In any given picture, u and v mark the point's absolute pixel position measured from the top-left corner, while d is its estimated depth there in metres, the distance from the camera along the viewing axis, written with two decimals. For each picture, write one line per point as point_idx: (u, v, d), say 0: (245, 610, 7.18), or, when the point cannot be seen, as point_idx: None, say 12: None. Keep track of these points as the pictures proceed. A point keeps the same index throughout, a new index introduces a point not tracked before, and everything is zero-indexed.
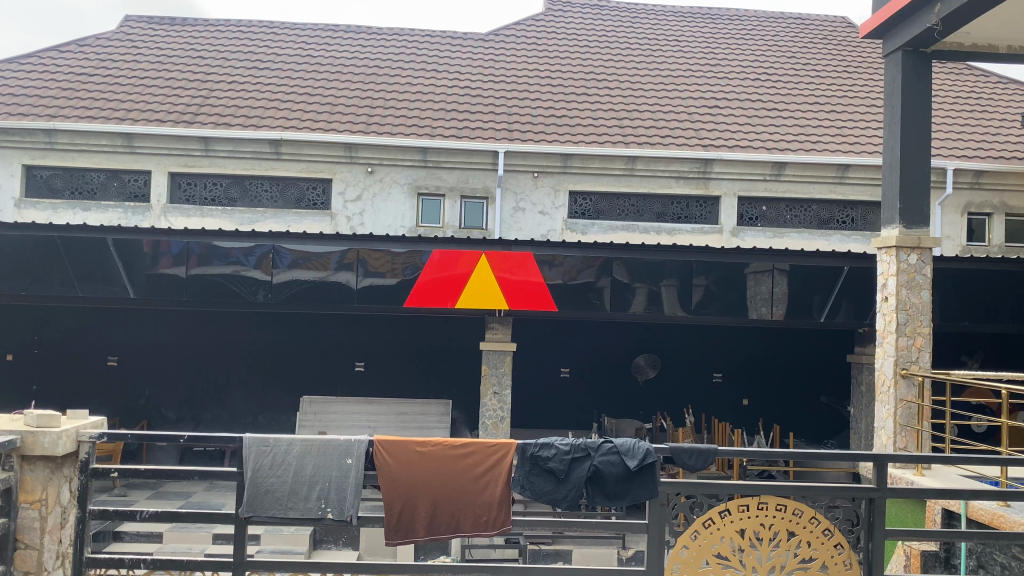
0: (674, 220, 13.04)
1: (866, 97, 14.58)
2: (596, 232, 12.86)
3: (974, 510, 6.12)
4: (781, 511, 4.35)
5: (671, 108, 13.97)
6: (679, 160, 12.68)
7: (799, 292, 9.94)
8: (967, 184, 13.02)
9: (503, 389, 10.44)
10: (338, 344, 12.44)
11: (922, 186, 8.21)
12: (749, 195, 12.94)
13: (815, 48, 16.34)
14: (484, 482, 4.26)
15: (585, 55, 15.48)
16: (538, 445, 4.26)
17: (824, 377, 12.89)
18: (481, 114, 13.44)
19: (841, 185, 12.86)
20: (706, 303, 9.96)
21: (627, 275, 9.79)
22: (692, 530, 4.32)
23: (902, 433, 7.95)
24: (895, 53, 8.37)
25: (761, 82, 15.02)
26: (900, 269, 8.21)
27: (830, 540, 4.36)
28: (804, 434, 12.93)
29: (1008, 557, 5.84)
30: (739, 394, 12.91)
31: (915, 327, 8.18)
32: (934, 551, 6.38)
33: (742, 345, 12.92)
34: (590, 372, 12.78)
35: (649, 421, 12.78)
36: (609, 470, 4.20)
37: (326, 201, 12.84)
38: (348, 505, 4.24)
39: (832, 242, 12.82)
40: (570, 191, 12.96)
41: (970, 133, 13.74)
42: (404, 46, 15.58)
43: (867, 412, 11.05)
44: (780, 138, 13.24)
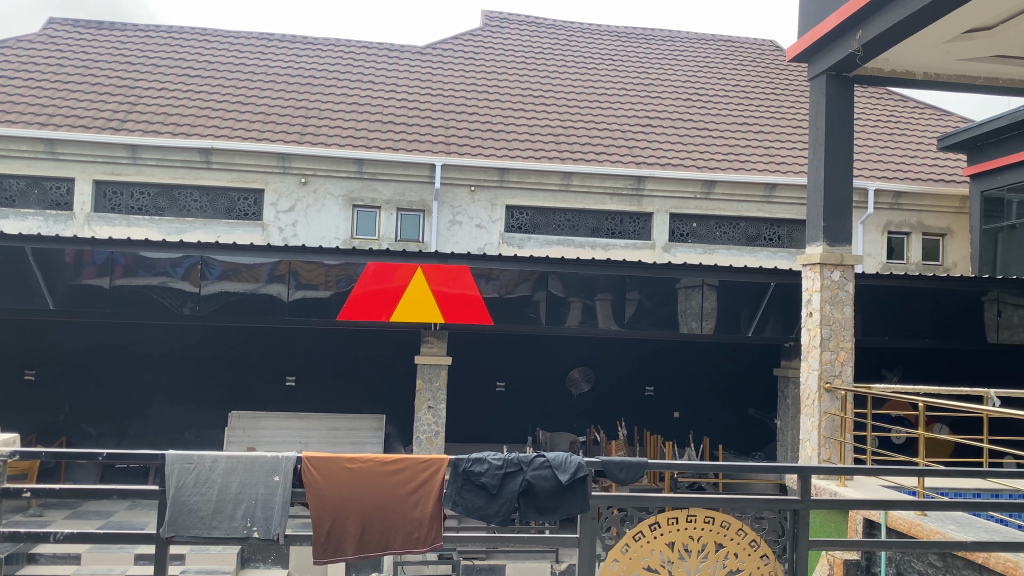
0: (608, 236, 13.19)
1: (793, 119, 15.07)
2: (532, 247, 12.92)
3: (893, 519, 6.38)
4: (709, 524, 4.40)
5: (605, 126, 14.17)
6: (613, 177, 12.86)
7: (728, 307, 10.18)
8: (887, 204, 13.51)
9: (438, 404, 10.35)
10: (270, 357, 12.22)
11: (843, 205, 8.48)
12: (680, 212, 13.20)
13: (744, 70, 16.82)
14: (414, 499, 4.20)
15: (521, 71, 15.59)
16: (470, 460, 4.19)
17: (753, 390, 13.18)
18: (418, 127, 13.42)
19: (769, 204, 13.25)
20: (640, 317, 10.06)
21: (563, 289, 9.87)
22: (623, 543, 4.33)
23: (825, 445, 8.23)
24: (820, 77, 8.65)
25: (691, 102, 15.35)
26: (823, 285, 8.49)
27: (756, 551, 4.43)
28: (733, 446, 13.18)
29: (925, 564, 6.07)
30: (670, 407, 13.10)
31: (837, 341, 8.47)
32: (856, 560, 6.50)
33: (673, 359, 13.17)
34: (525, 385, 12.82)
35: (583, 434, 12.84)
36: (542, 484, 4.16)
37: (258, 211, 12.61)
38: (275, 524, 4.13)
39: (760, 258, 13.19)
40: (506, 206, 13.02)
41: (891, 155, 14.28)
42: (340, 57, 15.44)
43: (793, 424, 11.27)
44: (710, 157, 13.55)
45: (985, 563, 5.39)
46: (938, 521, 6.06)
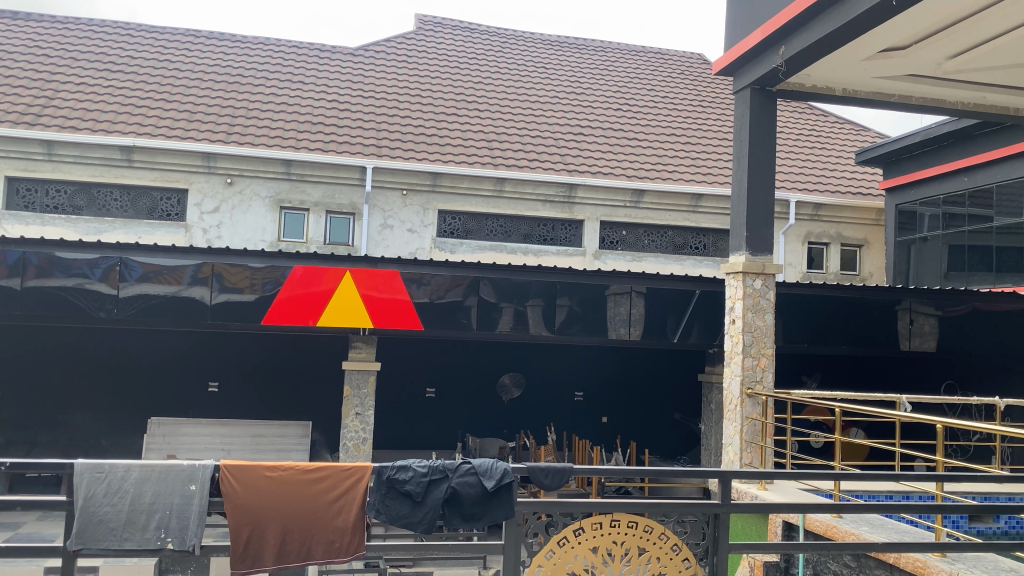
0: (540, 242, 13.26)
1: (719, 131, 15.44)
2: (464, 252, 12.94)
3: (811, 521, 6.62)
4: (632, 529, 4.39)
5: (537, 133, 14.25)
6: (545, 184, 12.96)
7: (656, 314, 10.33)
8: (808, 216, 13.91)
9: (366, 410, 10.20)
10: (192, 363, 11.88)
11: (766, 216, 8.71)
12: (611, 219, 13.36)
13: (673, 82, 17.15)
14: (336, 508, 4.08)
15: (454, 76, 15.55)
16: (394, 467, 4.09)
17: (678, 396, 13.39)
18: (349, 129, 13.26)
19: (695, 214, 13.55)
20: (570, 323, 10.12)
21: (494, 295, 9.87)
22: (547, 549, 4.31)
23: (747, 449, 8.46)
24: (744, 91, 8.88)
25: (622, 112, 15.56)
26: (746, 293, 8.70)
27: (678, 555, 4.42)
28: (658, 450, 13.39)
29: (840, 565, 6.25)
30: (598, 412, 13.23)
31: (759, 348, 8.70)
32: (775, 561, 6.68)
33: (602, 366, 13.29)
34: (455, 391, 12.77)
35: (513, 439, 12.85)
36: (467, 491, 4.09)
37: (181, 212, 12.26)
38: (191, 535, 3.99)
39: (686, 267, 13.50)
40: (438, 210, 12.95)
41: (812, 168, 14.75)
42: (269, 56, 15.14)
43: (716, 429, 11.44)
44: (639, 166, 13.78)
45: (896, 563, 5.60)
46: (852, 523, 6.29)
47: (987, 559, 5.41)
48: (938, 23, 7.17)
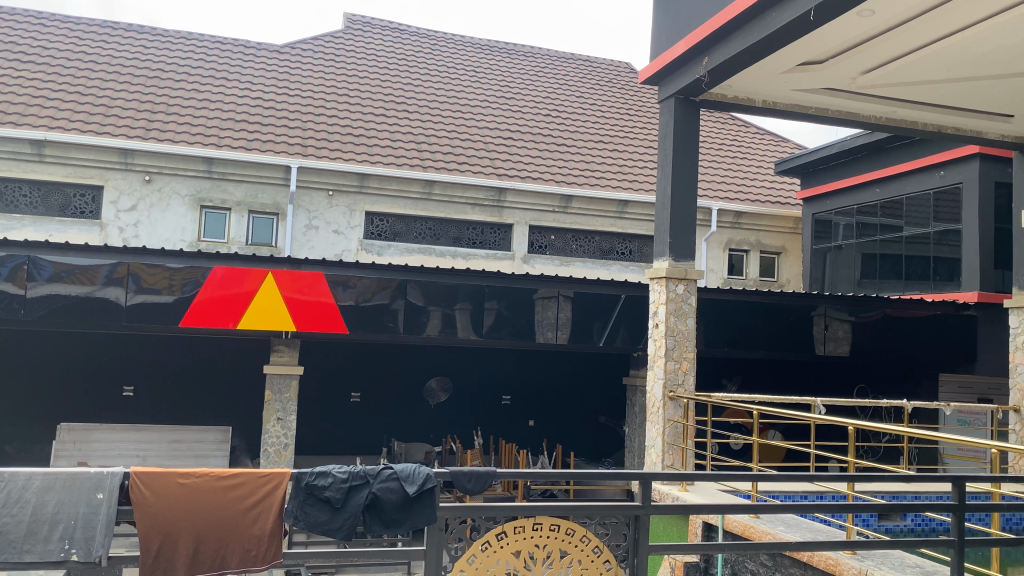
0: (469, 245, 13.24)
1: (645, 139, 15.71)
2: (392, 254, 12.82)
3: (729, 522, 6.79)
4: (554, 532, 4.28)
5: (467, 136, 14.24)
6: (475, 188, 12.95)
7: (582, 318, 10.43)
8: (729, 223, 14.28)
9: (288, 415, 9.97)
10: (106, 366, 11.44)
11: (688, 223, 8.90)
12: (539, 224, 13.44)
13: (601, 89, 17.37)
14: (254, 515, 3.88)
15: (383, 76, 15.40)
16: (313, 473, 3.88)
17: (603, 400, 13.55)
18: (274, 127, 13.01)
19: (622, 220, 13.75)
20: (497, 327, 10.13)
21: (422, 298, 9.81)
22: (469, 554, 4.14)
23: (669, 451, 8.61)
24: (669, 100, 9.06)
25: (551, 117, 15.67)
26: (669, 298, 8.86)
27: (600, 557, 4.35)
28: (583, 453, 13.50)
29: (757, 564, 6.40)
30: (525, 416, 13.27)
31: (681, 352, 8.87)
32: (695, 562, 6.81)
33: (529, 370, 13.33)
34: (379, 395, 12.63)
35: (439, 444, 12.78)
36: (387, 496, 3.92)
37: (96, 209, 11.81)
38: (97, 545, 3.82)
39: (613, 272, 13.67)
40: (365, 212, 12.79)
41: (733, 177, 15.13)
42: (192, 51, 14.71)
43: (640, 432, 11.60)
44: (567, 172, 13.90)
45: (810, 561, 5.80)
46: (769, 523, 6.47)
47: (894, 556, 5.63)
48: (852, 39, 7.45)
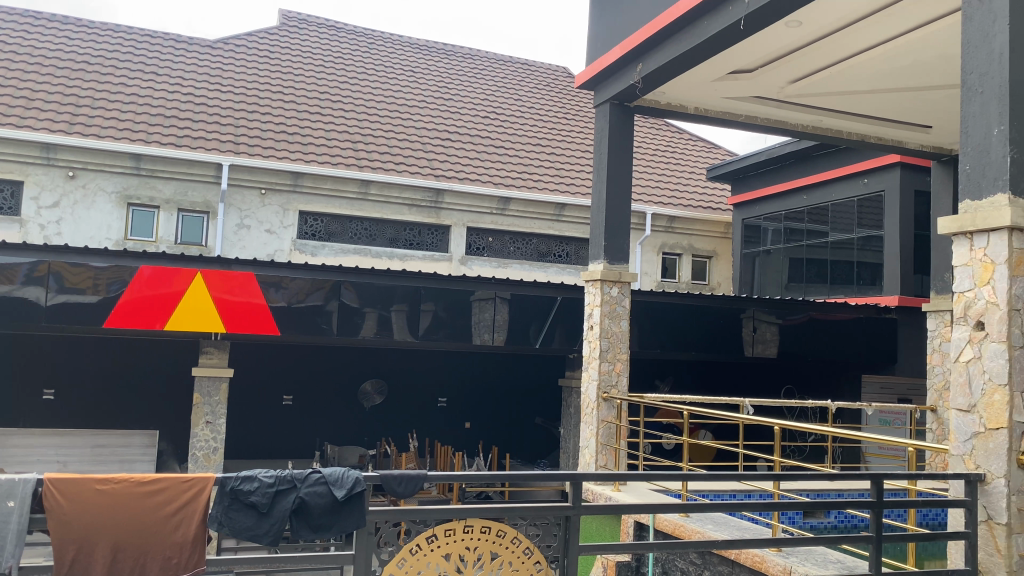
0: (406, 246, 13.15)
1: (582, 143, 15.85)
2: (326, 255, 12.64)
3: (661, 521, 6.93)
4: (485, 534, 4.00)
5: (404, 136, 14.15)
6: (412, 188, 12.87)
7: (518, 320, 10.46)
8: (663, 227, 14.53)
9: (217, 418, 9.73)
10: (24, 368, 10.98)
11: (622, 227, 9.01)
12: (477, 226, 13.43)
13: (539, 93, 17.46)
14: (175, 521, 3.61)
15: (319, 74, 15.19)
16: (238, 478, 3.64)
17: (539, 402, 13.62)
18: (205, 124, 12.70)
19: (559, 222, 13.87)
20: (434, 329, 10.09)
21: (357, 299, 9.70)
22: (399, 558, 3.83)
23: (602, 451, 8.72)
24: (604, 105, 9.16)
25: (489, 119, 15.68)
26: (603, 300, 8.96)
27: (530, 559, 4.09)
28: (519, 455, 13.53)
29: (687, 562, 6.50)
30: (461, 418, 13.24)
31: (614, 353, 8.98)
32: (626, 561, 6.91)
33: (466, 371, 13.31)
34: (313, 398, 12.43)
35: (373, 447, 12.64)
36: (315, 501, 3.68)
37: (15, 205, 11.33)
38: (6, 556, 3.43)
39: (550, 274, 13.78)
40: (299, 211, 12.59)
41: (667, 182, 15.40)
42: (119, 43, 14.24)
43: (575, 433, 11.69)
44: (505, 174, 13.93)
45: (737, 558, 5.95)
46: (699, 522, 6.62)
47: (817, 552, 5.81)
48: (781, 49, 7.66)
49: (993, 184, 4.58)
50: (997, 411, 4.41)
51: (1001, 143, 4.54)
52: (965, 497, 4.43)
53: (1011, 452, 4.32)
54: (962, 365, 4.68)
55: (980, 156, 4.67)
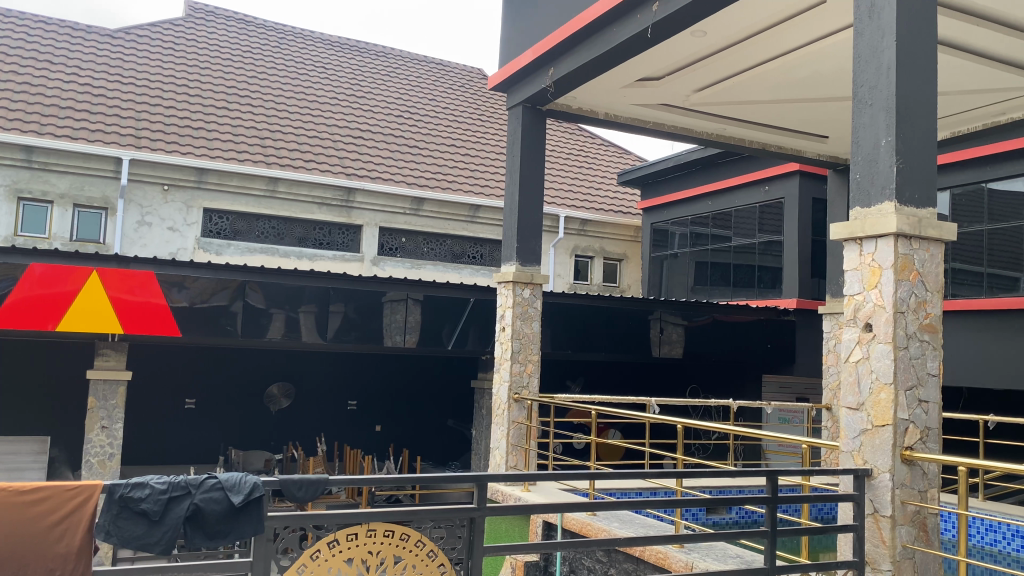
0: (315, 246, 12.91)
1: (497, 144, 15.90)
2: (231, 254, 12.29)
3: (569, 520, 6.99)
4: (389, 538, 3.79)
5: (315, 134, 13.89)
6: (322, 187, 12.66)
7: (431, 322, 10.41)
8: (576, 230, 14.72)
9: (114, 423, 9.32)
10: None
11: (534, 229, 9.07)
12: (389, 226, 13.31)
13: (454, 94, 17.42)
14: (57, 532, 3.17)
15: (226, 68, 14.75)
16: (128, 484, 3.28)
17: (451, 404, 13.60)
18: (104, 116, 12.17)
19: (473, 224, 13.93)
20: (344, 331, 9.94)
21: (263, 300, 9.48)
22: (299, 564, 3.58)
23: (513, 451, 8.78)
24: (517, 108, 9.21)
25: (403, 119, 15.54)
26: (515, 301, 8.99)
27: (434, 562, 3.89)
28: (431, 457, 13.48)
29: (593, 560, 6.54)
30: (372, 421, 13.08)
31: (526, 354, 9.02)
32: (534, 561, 6.91)
33: (377, 373, 13.18)
34: (218, 401, 12.08)
35: (280, 452, 12.37)
36: (211, 508, 3.34)
37: None
38: None
39: (463, 275, 13.83)
40: (203, 209, 12.22)
41: (580, 185, 15.60)
42: (10, 28, 13.45)
43: (486, 434, 11.70)
44: (419, 174, 13.85)
45: (642, 555, 6.11)
46: (605, 520, 6.74)
47: (718, 547, 6.00)
48: (688, 58, 7.85)
49: (881, 192, 4.80)
50: (883, 408, 4.63)
51: (888, 154, 4.77)
52: (854, 491, 4.62)
53: (896, 447, 4.54)
54: (852, 364, 4.89)
55: (869, 165, 4.90)
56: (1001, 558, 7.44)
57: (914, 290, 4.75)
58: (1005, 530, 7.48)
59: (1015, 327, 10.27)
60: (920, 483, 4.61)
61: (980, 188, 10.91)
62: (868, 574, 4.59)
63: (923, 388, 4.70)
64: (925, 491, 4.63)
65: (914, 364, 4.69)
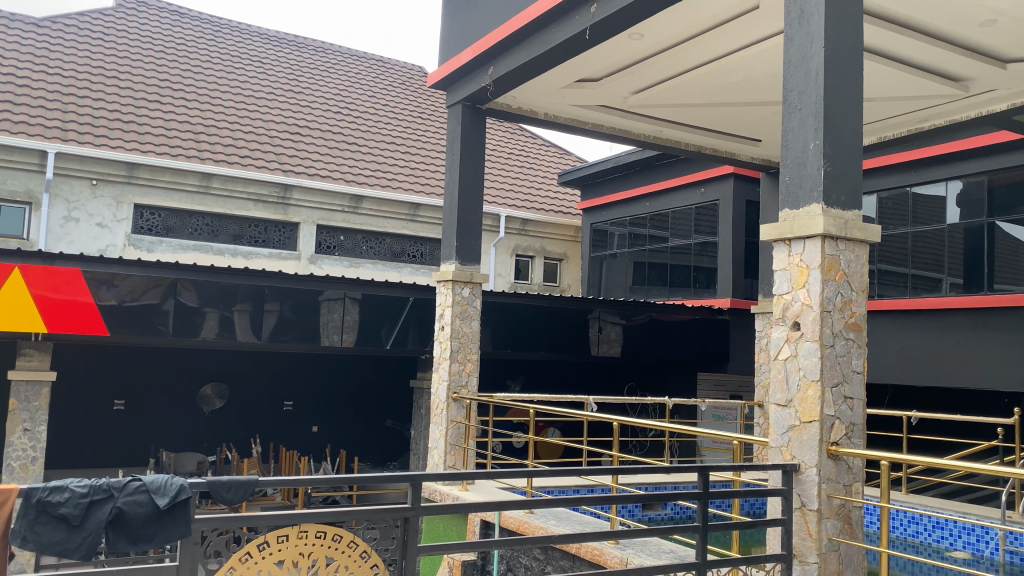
0: (251, 244, 12.67)
1: (437, 143, 15.85)
2: (163, 251, 11.97)
3: (506, 519, 7.01)
4: (320, 539, 3.74)
5: (251, 129, 13.63)
6: (258, 183, 12.45)
7: (369, 321, 10.32)
8: (516, 230, 14.75)
9: (37, 426, 8.99)
10: None
11: (473, 228, 9.06)
12: (327, 224, 13.15)
13: (394, 91, 17.29)
14: None
15: (159, 61, 14.35)
16: (46, 488, 3.15)
17: (390, 404, 13.50)
18: (29, 107, 11.72)
19: (413, 222, 13.86)
20: (280, 330, 9.77)
21: (197, 299, 9.28)
22: (227, 569, 3.49)
23: (451, 451, 8.78)
24: (456, 106, 9.18)
25: (342, 115, 15.37)
26: (454, 300, 8.96)
27: (367, 562, 3.84)
28: (368, 458, 13.35)
29: (530, 559, 6.57)
30: (309, 421, 12.90)
31: (465, 353, 9.00)
32: (472, 560, 6.91)
33: (314, 373, 13.00)
34: (148, 402, 11.76)
35: (213, 453, 12.10)
36: (134, 512, 3.24)
37: None
38: None
39: (403, 274, 13.75)
40: (134, 205, 11.87)
41: (521, 185, 15.64)
42: None
43: (426, 434, 11.64)
44: (357, 172, 13.72)
45: (578, 552, 6.21)
46: (542, 518, 6.78)
47: (652, 542, 6.07)
48: (627, 60, 7.93)
49: (809, 195, 4.93)
50: (811, 405, 4.76)
51: (816, 157, 4.90)
52: (783, 486, 4.74)
53: (822, 443, 4.67)
54: (781, 362, 5.01)
55: (798, 168, 5.03)
56: (922, 548, 7.77)
57: (840, 290, 4.89)
58: (926, 522, 7.92)
59: (936, 326, 10.69)
60: (845, 477, 4.75)
61: (905, 193, 11.35)
62: (796, 567, 4.71)
63: (848, 385, 4.84)
64: (850, 485, 4.77)
65: (840, 361, 4.83)
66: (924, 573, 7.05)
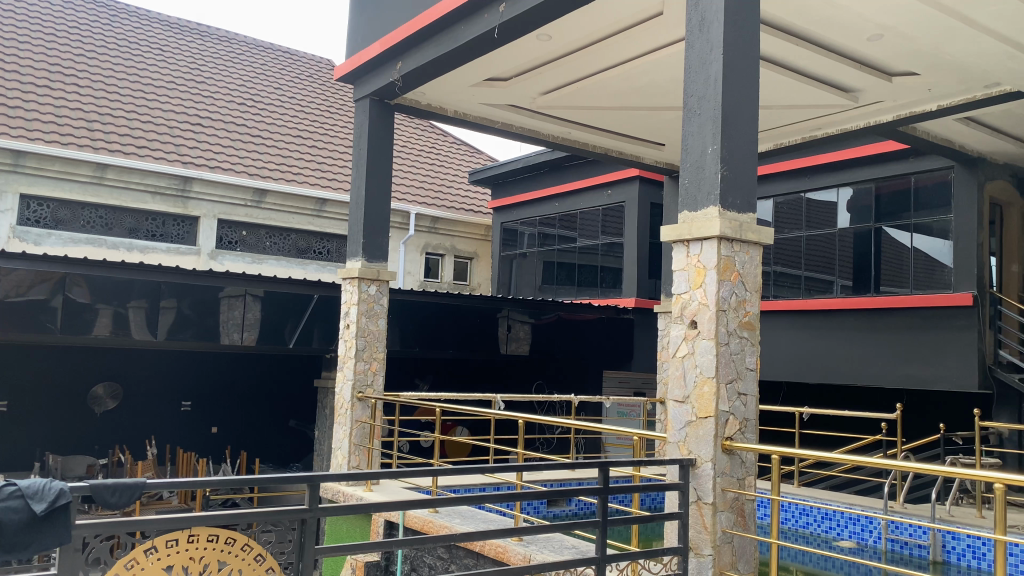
0: (147, 238, 12.21)
1: (345, 138, 15.60)
2: (52, 244, 11.33)
3: (410, 518, 6.96)
4: (212, 543, 3.61)
5: (149, 119, 13.10)
6: (155, 175, 11.98)
7: (272, 319, 10.08)
8: (426, 228, 14.65)
9: None
10: None
11: (380, 224, 8.96)
12: (229, 218, 12.79)
13: (301, 84, 16.93)
14: None
15: (49, 44, 13.62)
16: None
17: (292, 403, 13.19)
18: None
19: (319, 218, 13.60)
20: (178, 328, 9.43)
21: (88, 296, 8.87)
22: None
23: (355, 452, 8.66)
24: (364, 100, 9.06)
25: (246, 107, 14.95)
26: (360, 298, 8.82)
27: (261, 566, 3.73)
28: (270, 460, 12.99)
29: (435, 558, 6.60)
30: (207, 422, 12.50)
31: (371, 352, 8.89)
32: (376, 561, 6.84)
33: (213, 372, 12.61)
34: (34, 405, 11.11)
35: (105, 456, 11.59)
36: (7, 518, 3.06)
37: None
38: None
39: (308, 271, 13.49)
40: (20, 194, 11.18)
41: (431, 183, 15.55)
42: None
43: (329, 433, 11.44)
44: (261, 166, 13.37)
45: (482, 551, 6.16)
46: (446, 517, 6.76)
47: (555, 538, 6.13)
48: (536, 59, 7.98)
49: (707, 197, 5.07)
50: (706, 401, 4.90)
51: (714, 160, 5.05)
52: (680, 481, 4.87)
53: (717, 438, 4.82)
54: (679, 359, 5.15)
55: (696, 171, 5.17)
56: (812, 539, 8.13)
57: (735, 290, 5.05)
58: (815, 513, 8.30)
59: (827, 326, 11.20)
60: (739, 471, 4.91)
61: (800, 198, 11.82)
62: (692, 559, 4.86)
63: (741, 381, 5.01)
64: (742, 479, 4.94)
65: (734, 358, 4.98)
66: (813, 562, 7.39)
